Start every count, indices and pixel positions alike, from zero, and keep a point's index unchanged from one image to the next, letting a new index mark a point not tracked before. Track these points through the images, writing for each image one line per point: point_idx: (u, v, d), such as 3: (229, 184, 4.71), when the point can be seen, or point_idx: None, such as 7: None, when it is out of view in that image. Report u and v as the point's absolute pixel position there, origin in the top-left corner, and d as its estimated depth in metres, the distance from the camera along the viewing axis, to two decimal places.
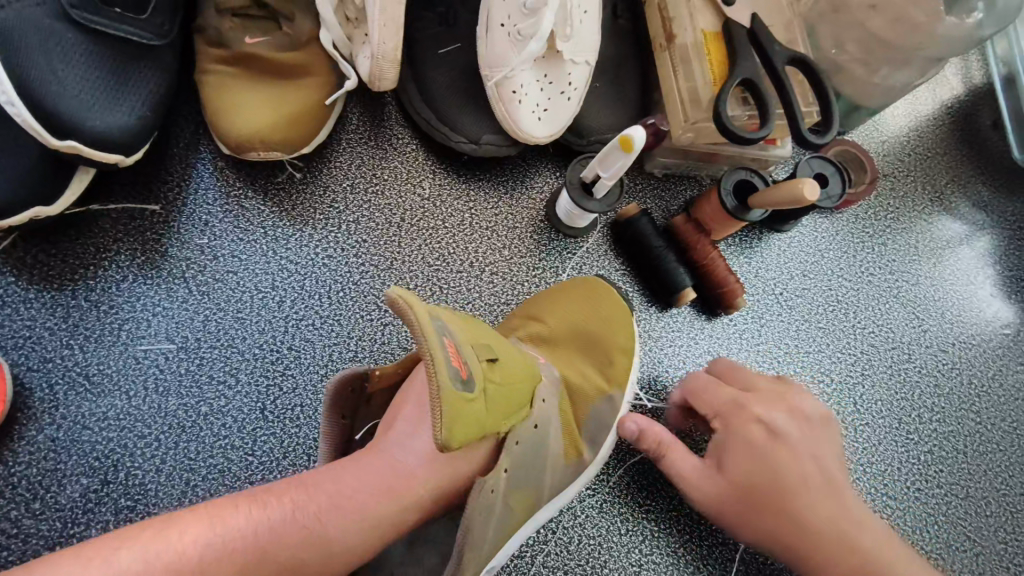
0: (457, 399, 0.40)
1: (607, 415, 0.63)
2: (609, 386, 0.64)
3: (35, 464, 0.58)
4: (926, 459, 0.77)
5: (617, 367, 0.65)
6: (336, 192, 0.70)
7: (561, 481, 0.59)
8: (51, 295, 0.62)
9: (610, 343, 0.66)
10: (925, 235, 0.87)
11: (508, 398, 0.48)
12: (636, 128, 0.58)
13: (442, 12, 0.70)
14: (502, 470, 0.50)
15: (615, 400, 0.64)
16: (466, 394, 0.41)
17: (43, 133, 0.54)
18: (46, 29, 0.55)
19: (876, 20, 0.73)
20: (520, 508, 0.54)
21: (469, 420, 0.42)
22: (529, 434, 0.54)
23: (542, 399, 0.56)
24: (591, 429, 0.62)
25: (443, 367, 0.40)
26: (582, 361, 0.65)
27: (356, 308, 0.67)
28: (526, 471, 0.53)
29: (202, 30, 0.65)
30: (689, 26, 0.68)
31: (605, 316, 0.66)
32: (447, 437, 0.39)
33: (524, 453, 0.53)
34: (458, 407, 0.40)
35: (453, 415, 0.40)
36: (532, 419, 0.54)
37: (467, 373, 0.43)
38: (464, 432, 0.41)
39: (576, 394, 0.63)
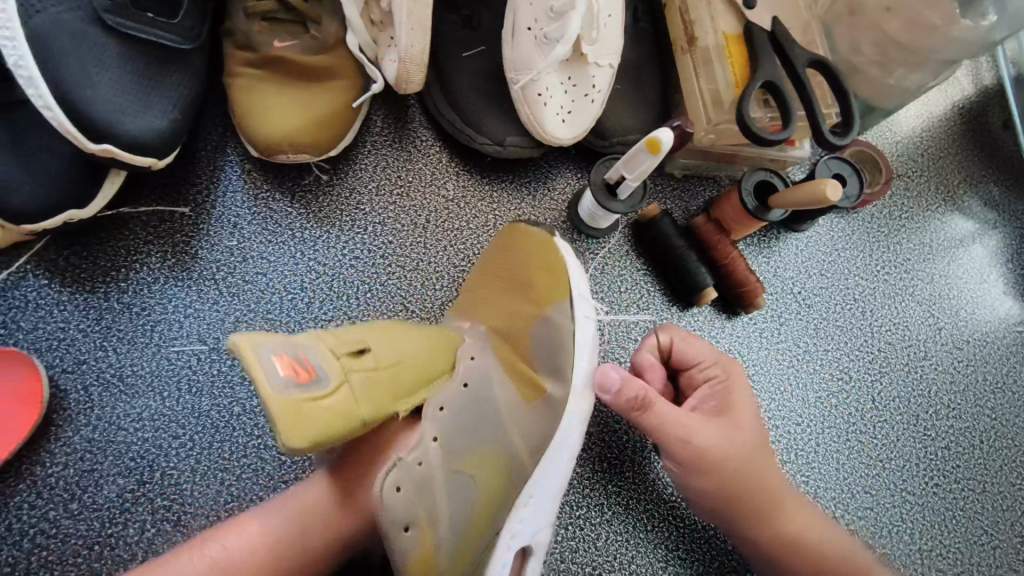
0: (291, 403, 0.41)
1: (555, 338, 0.61)
2: (543, 305, 0.62)
3: (71, 464, 0.58)
4: (943, 455, 0.78)
5: (543, 284, 0.62)
6: (362, 194, 0.71)
7: (531, 428, 0.59)
8: (84, 297, 0.62)
9: (535, 274, 0.63)
10: (938, 234, 0.88)
11: (381, 385, 0.48)
12: (663, 130, 0.59)
13: (466, 15, 0.71)
14: (430, 436, 0.52)
15: (556, 318, 0.61)
16: (308, 395, 0.42)
17: (78, 138, 0.54)
18: (80, 34, 0.56)
19: (893, 22, 0.74)
20: (483, 469, 0.55)
21: (320, 418, 0.42)
22: (456, 393, 0.55)
23: (467, 358, 0.58)
24: (546, 359, 0.61)
25: (264, 377, 0.40)
26: (514, 298, 0.63)
27: (384, 309, 0.68)
28: (468, 432, 0.55)
29: (231, 34, 0.66)
30: (711, 29, 0.69)
31: (530, 252, 0.64)
32: (292, 440, 0.40)
33: (460, 412, 0.55)
34: (294, 410, 0.41)
35: (291, 420, 0.40)
36: (456, 379, 0.56)
37: (310, 374, 0.43)
38: (316, 431, 0.42)
39: (510, 332, 0.62)
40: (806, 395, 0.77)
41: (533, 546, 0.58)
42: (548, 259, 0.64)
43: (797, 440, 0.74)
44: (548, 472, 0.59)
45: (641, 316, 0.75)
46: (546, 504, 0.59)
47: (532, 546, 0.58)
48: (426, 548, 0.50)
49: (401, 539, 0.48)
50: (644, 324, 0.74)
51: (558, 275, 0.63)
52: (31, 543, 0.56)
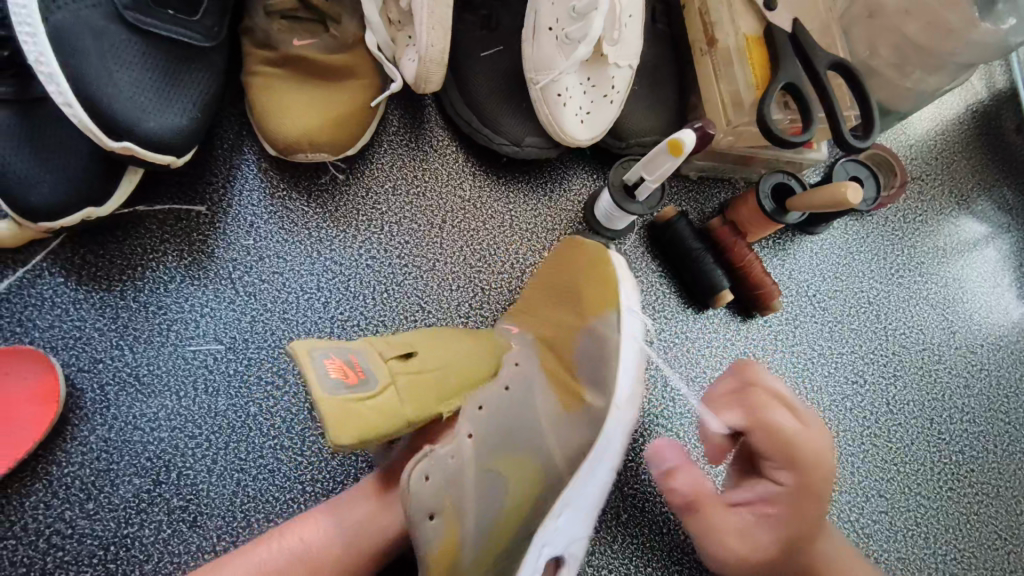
0: (341, 403, 0.43)
1: (602, 349, 0.59)
2: (587, 317, 0.61)
3: (87, 464, 0.58)
4: (958, 459, 0.78)
5: (591, 296, 0.61)
6: (378, 193, 0.71)
7: (570, 436, 0.58)
8: (100, 296, 0.62)
9: (585, 282, 0.62)
10: (952, 237, 0.88)
11: (427, 387, 0.50)
12: (685, 131, 0.59)
13: (484, 15, 0.71)
14: (465, 434, 0.52)
15: (601, 329, 0.60)
16: (357, 395, 0.45)
17: (99, 135, 0.54)
18: (101, 31, 0.55)
19: (911, 25, 0.73)
20: (517, 471, 0.55)
21: (368, 417, 0.45)
22: (495, 395, 0.56)
23: (511, 363, 0.59)
24: (591, 368, 0.59)
25: (316, 380, 0.43)
26: (558, 309, 0.63)
27: (401, 309, 0.68)
28: (505, 434, 0.55)
29: (250, 31, 0.65)
30: (731, 31, 0.69)
31: (587, 261, 0.62)
32: (340, 437, 0.42)
33: (498, 415, 0.55)
34: (344, 409, 0.43)
35: (342, 417, 0.43)
36: (499, 382, 0.57)
37: (359, 377, 0.46)
38: (364, 430, 0.44)
39: (553, 339, 0.62)
40: (821, 399, 0.76)
41: (567, 557, 0.57)
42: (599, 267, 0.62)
43: None
44: (583, 487, 0.58)
45: (657, 318, 0.74)
46: (579, 511, 0.58)
47: (565, 558, 0.57)
48: (449, 539, 0.49)
49: (426, 528, 0.47)
50: (660, 326, 0.74)
51: (608, 283, 0.61)
52: (46, 543, 0.55)
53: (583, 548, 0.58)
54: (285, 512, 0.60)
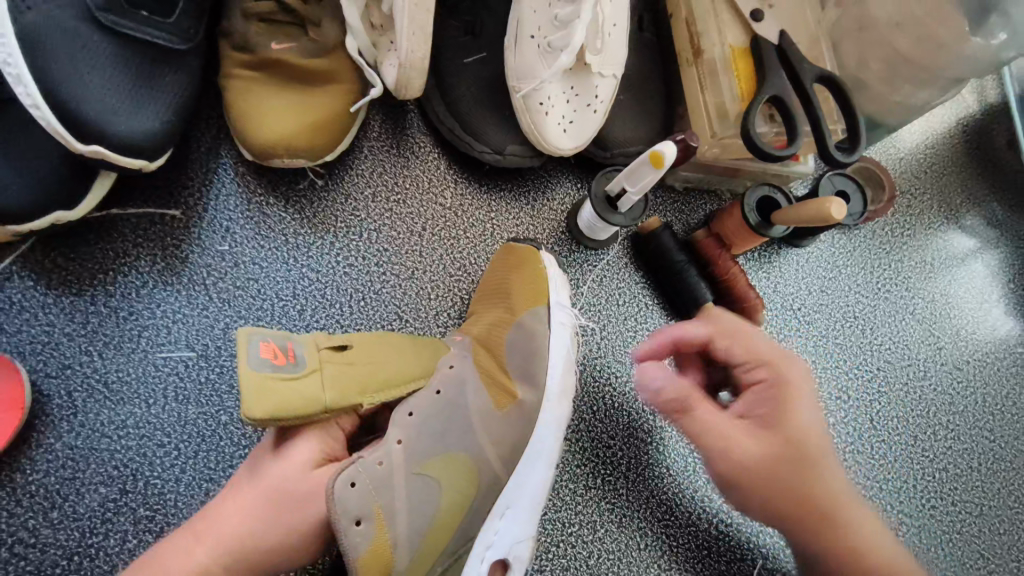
0: (263, 381, 0.46)
1: (529, 343, 0.60)
2: (517, 312, 0.61)
3: (52, 472, 0.57)
4: (941, 477, 0.77)
5: (521, 292, 0.62)
6: (358, 200, 0.70)
7: (505, 434, 0.57)
8: (70, 301, 0.61)
9: (515, 281, 0.63)
10: (940, 252, 0.87)
11: (366, 379, 0.52)
12: (667, 144, 0.58)
13: (469, 20, 0.70)
14: (394, 440, 0.52)
15: (529, 323, 0.61)
16: (278, 376, 0.47)
17: (68, 138, 0.53)
18: (73, 32, 0.54)
19: (902, 38, 0.72)
20: (451, 473, 0.54)
21: (284, 398, 0.46)
22: (426, 400, 0.54)
23: (445, 366, 0.57)
24: (521, 363, 0.60)
25: (245, 357, 0.46)
26: (493, 311, 0.63)
27: (378, 317, 0.67)
28: (434, 438, 0.54)
29: (228, 34, 0.64)
30: (718, 41, 0.68)
31: (515, 260, 0.64)
32: (252, 409, 0.45)
33: (428, 418, 0.54)
34: (261, 386, 0.45)
35: (257, 393, 0.45)
36: (429, 386, 0.55)
37: (290, 360, 0.48)
38: (276, 409, 0.46)
39: (490, 339, 0.61)
40: None
41: (511, 559, 0.57)
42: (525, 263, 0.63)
43: None
44: (523, 485, 0.58)
45: (639, 330, 0.73)
46: (521, 513, 0.58)
47: (509, 559, 0.57)
48: (380, 542, 0.49)
49: (353, 534, 0.47)
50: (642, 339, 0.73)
51: (538, 282, 0.63)
52: (8, 552, 0.54)
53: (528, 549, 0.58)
54: None
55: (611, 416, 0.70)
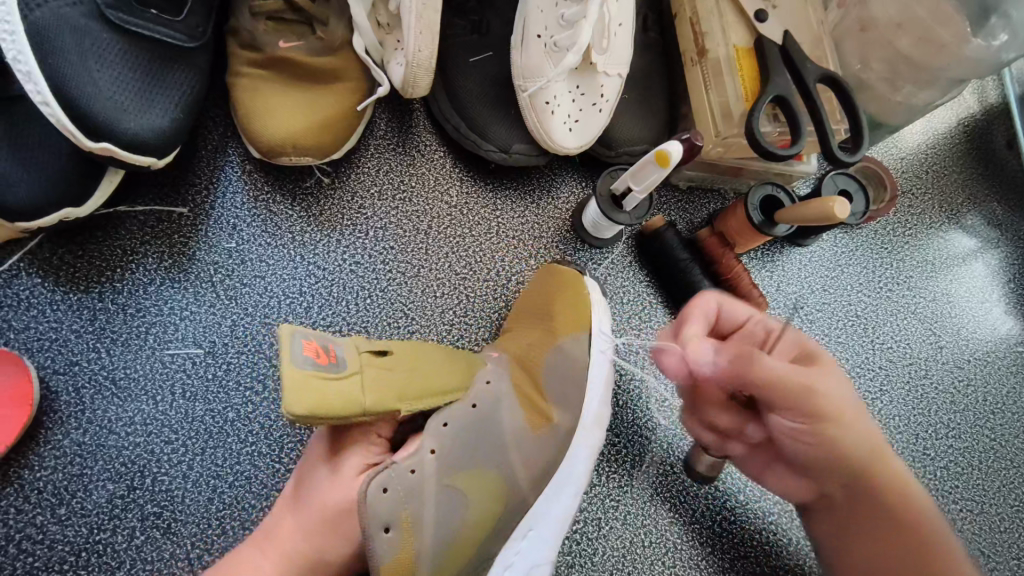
0: (306, 378, 0.45)
1: (569, 365, 0.62)
2: (558, 334, 0.62)
3: (60, 468, 0.57)
4: (942, 475, 0.78)
5: (564, 315, 0.63)
6: (364, 198, 0.70)
7: (534, 454, 0.58)
8: (78, 298, 0.61)
9: (557, 305, 0.63)
10: (941, 252, 0.88)
11: (403, 385, 0.51)
12: (672, 143, 0.59)
13: (474, 20, 0.70)
14: (427, 448, 0.53)
15: (569, 348, 0.62)
16: (322, 376, 0.46)
17: (77, 135, 0.53)
18: (81, 29, 0.54)
19: (903, 39, 0.73)
20: (480, 488, 0.55)
21: (326, 398, 0.46)
22: (462, 412, 0.55)
23: (483, 380, 0.58)
24: (558, 388, 0.61)
25: (290, 355, 0.45)
26: (529, 329, 0.64)
27: (384, 315, 0.67)
28: (466, 453, 0.55)
29: (236, 33, 0.65)
30: (721, 41, 0.69)
31: (559, 286, 0.64)
32: (294, 408, 0.44)
33: (463, 432, 0.55)
34: (305, 384, 0.45)
35: (302, 391, 0.44)
36: (466, 399, 0.56)
37: (332, 361, 0.47)
38: (317, 409, 0.45)
39: (528, 358, 0.62)
40: None
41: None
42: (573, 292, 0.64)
43: None
44: (548, 507, 0.58)
45: (642, 328, 0.74)
46: (543, 534, 0.57)
47: None
48: (405, 551, 0.50)
49: (380, 540, 0.48)
50: (646, 337, 0.74)
51: (579, 306, 0.64)
52: (15, 549, 0.54)
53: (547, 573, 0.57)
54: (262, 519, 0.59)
55: (615, 414, 0.70)
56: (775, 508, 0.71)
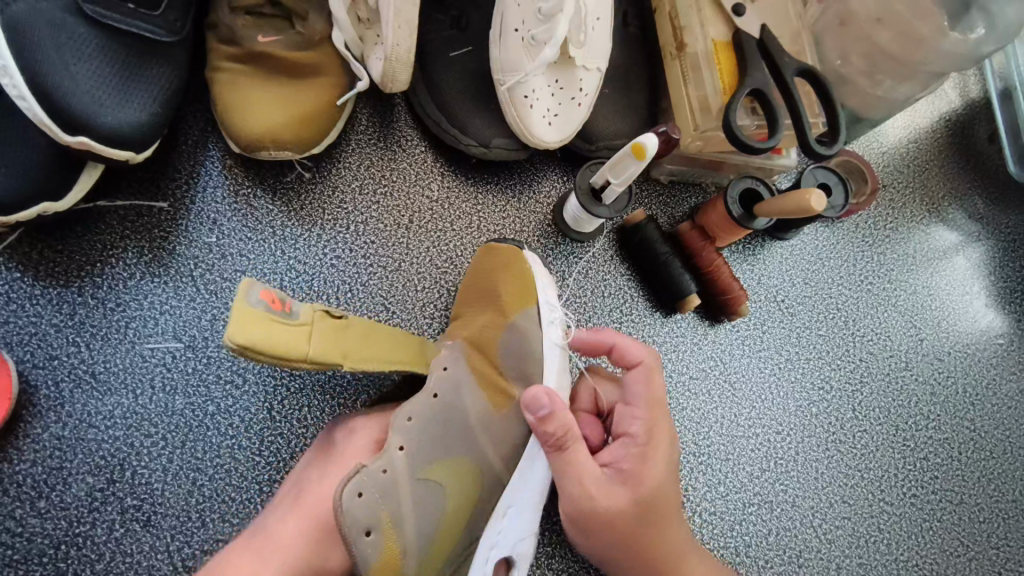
0: (255, 315, 0.48)
1: (524, 343, 0.60)
2: (508, 313, 0.61)
3: (40, 462, 0.57)
4: (922, 466, 0.79)
5: (508, 291, 0.61)
6: (345, 192, 0.70)
7: (502, 436, 0.58)
8: (57, 292, 0.61)
9: (502, 280, 0.62)
10: (922, 246, 0.88)
11: (352, 344, 0.53)
12: (649, 136, 0.59)
13: (455, 15, 0.70)
14: (395, 446, 0.53)
15: (523, 324, 0.61)
16: (269, 317, 0.49)
17: (55, 130, 0.53)
18: (58, 23, 0.54)
19: (882, 32, 0.73)
20: (458, 477, 0.55)
21: (270, 336, 0.48)
22: (423, 404, 0.55)
23: (438, 368, 0.57)
24: (515, 365, 0.60)
25: (244, 295, 0.48)
26: (480, 313, 0.62)
27: (365, 309, 0.67)
28: (434, 442, 0.55)
29: (214, 27, 0.65)
30: (700, 35, 0.69)
31: (494, 265, 0.63)
32: (234, 333, 0.46)
33: (429, 422, 0.55)
34: (250, 319, 0.47)
35: (244, 324, 0.47)
36: (426, 389, 0.56)
37: (286, 309, 0.50)
38: (256, 341, 0.47)
39: (480, 341, 0.60)
40: (787, 403, 0.77)
41: (515, 555, 0.58)
42: (510, 268, 0.62)
43: (776, 449, 0.75)
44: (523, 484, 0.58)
45: (624, 321, 0.74)
46: (522, 512, 0.58)
47: (514, 556, 0.58)
48: (390, 550, 0.51)
49: (362, 544, 0.50)
50: (627, 330, 0.74)
51: (525, 281, 0.62)
52: None
53: (531, 545, 0.59)
54: (242, 511, 0.60)
55: None
56: (755, 499, 0.72)
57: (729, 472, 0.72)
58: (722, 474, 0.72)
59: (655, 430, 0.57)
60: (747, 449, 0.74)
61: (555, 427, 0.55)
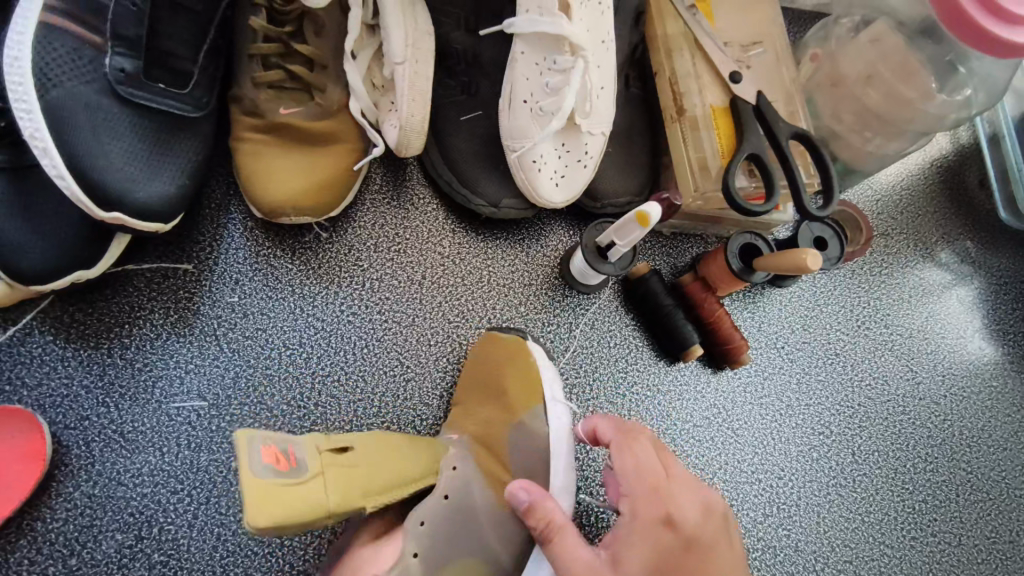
0: (266, 487, 0.48)
1: (531, 443, 0.64)
2: (516, 411, 0.65)
3: (72, 520, 0.59)
4: (920, 509, 0.81)
5: (516, 389, 0.66)
6: (361, 250, 0.73)
7: (511, 533, 0.60)
8: (88, 354, 0.64)
9: (507, 378, 0.66)
10: (917, 289, 0.91)
11: (363, 478, 0.54)
12: (652, 205, 0.62)
13: (465, 80, 0.73)
14: (409, 553, 0.56)
15: (528, 422, 0.65)
16: (281, 481, 0.49)
17: (90, 206, 0.56)
18: (94, 105, 0.58)
19: (872, 93, 0.77)
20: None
21: (289, 502, 0.49)
22: (434, 506, 0.59)
23: (449, 467, 0.61)
24: (524, 463, 0.63)
25: (247, 465, 0.48)
26: (485, 408, 0.66)
27: (380, 364, 0.70)
28: (447, 543, 0.58)
29: (238, 99, 0.68)
30: (698, 100, 0.72)
31: (503, 358, 0.67)
32: (254, 521, 0.46)
33: (440, 526, 0.58)
34: (265, 491, 0.48)
35: (262, 499, 0.47)
36: (438, 492, 0.59)
37: (291, 465, 0.51)
38: (277, 519, 0.48)
39: (487, 437, 0.65)
40: (789, 449, 0.79)
41: None
42: (516, 359, 0.67)
43: (780, 494, 0.77)
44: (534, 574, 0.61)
45: (629, 371, 0.77)
46: None
47: None
48: None
49: None
50: (632, 379, 0.77)
51: (530, 379, 0.66)
52: None
53: None
54: (264, 565, 0.62)
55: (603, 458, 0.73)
56: (759, 545, 0.75)
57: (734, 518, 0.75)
58: None
59: (646, 503, 0.54)
60: (751, 494, 0.76)
61: (536, 521, 0.55)
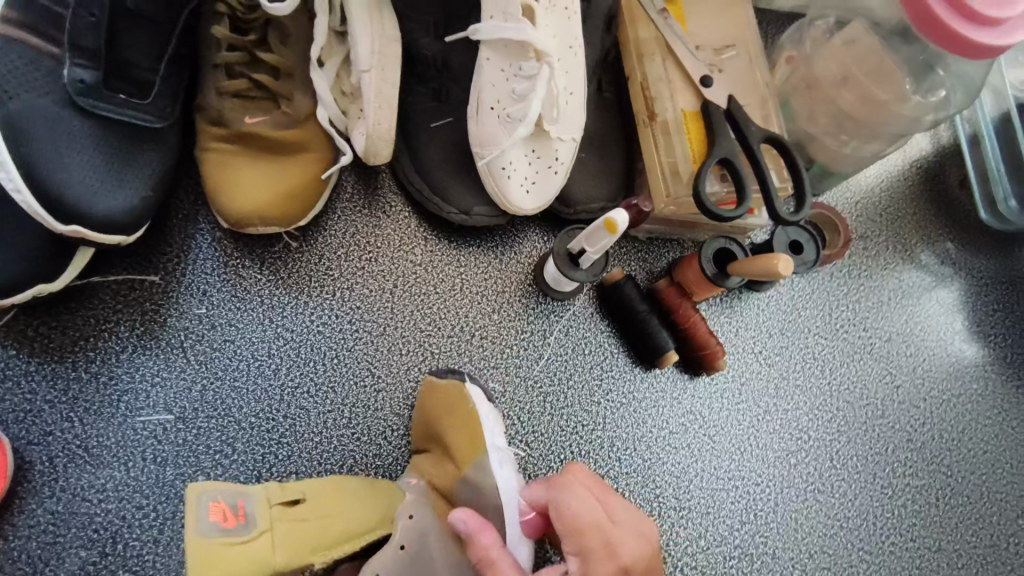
0: (211, 545, 0.51)
1: (480, 496, 0.61)
2: (461, 463, 0.62)
3: (35, 537, 0.59)
4: (899, 513, 0.81)
5: (457, 441, 0.63)
6: (331, 259, 0.73)
7: None
8: (52, 368, 0.63)
9: (449, 430, 0.64)
10: (896, 292, 0.90)
11: (313, 533, 0.56)
12: (619, 210, 0.62)
13: (435, 87, 0.72)
14: None
15: (472, 473, 0.61)
16: (225, 541, 0.52)
17: (49, 220, 0.56)
18: (53, 118, 0.57)
19: (846, 96, 0.76)
20: None
21: (233, 562, 0.51)
22: (390, 557, 0.56)
23: (404, 516, 0.58)
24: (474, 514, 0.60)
25: (195, 521, 0.52)
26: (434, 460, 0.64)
27: (350, 374, 0.70)
28: None
29: (203, 109, 0.67)
30: (670, 105, 0.72)
31: (443, 407, 0.65)
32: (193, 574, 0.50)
33: None
34: (208, 551, 0.51)
35: (204, 559, 0.50)
36: (392, 543, 0.57)
37: (239, 522, 0.53)
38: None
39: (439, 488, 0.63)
40: (766, 455, 0.79)
41: None
42: (457, 407, 0.64)
43: (756, 501, 0.77)
44: None
45: (603, 378, 0.76)
46: None
47: None
48: None
49: None
50: (607, 386, 0.76)
51: (472, 428, 0.63)
52: None
53: None
54: None
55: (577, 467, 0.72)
56: (735, 552, 0.75)
57: (709, 526, 0.75)
58: (702, 528, 0.74)
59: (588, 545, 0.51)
60: (727, 501, 0.76)
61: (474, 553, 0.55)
